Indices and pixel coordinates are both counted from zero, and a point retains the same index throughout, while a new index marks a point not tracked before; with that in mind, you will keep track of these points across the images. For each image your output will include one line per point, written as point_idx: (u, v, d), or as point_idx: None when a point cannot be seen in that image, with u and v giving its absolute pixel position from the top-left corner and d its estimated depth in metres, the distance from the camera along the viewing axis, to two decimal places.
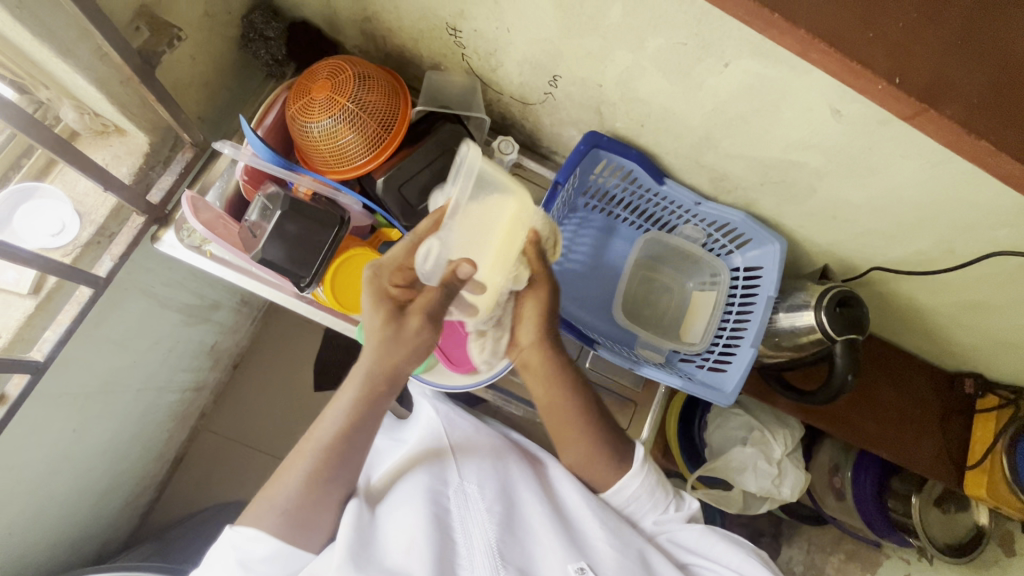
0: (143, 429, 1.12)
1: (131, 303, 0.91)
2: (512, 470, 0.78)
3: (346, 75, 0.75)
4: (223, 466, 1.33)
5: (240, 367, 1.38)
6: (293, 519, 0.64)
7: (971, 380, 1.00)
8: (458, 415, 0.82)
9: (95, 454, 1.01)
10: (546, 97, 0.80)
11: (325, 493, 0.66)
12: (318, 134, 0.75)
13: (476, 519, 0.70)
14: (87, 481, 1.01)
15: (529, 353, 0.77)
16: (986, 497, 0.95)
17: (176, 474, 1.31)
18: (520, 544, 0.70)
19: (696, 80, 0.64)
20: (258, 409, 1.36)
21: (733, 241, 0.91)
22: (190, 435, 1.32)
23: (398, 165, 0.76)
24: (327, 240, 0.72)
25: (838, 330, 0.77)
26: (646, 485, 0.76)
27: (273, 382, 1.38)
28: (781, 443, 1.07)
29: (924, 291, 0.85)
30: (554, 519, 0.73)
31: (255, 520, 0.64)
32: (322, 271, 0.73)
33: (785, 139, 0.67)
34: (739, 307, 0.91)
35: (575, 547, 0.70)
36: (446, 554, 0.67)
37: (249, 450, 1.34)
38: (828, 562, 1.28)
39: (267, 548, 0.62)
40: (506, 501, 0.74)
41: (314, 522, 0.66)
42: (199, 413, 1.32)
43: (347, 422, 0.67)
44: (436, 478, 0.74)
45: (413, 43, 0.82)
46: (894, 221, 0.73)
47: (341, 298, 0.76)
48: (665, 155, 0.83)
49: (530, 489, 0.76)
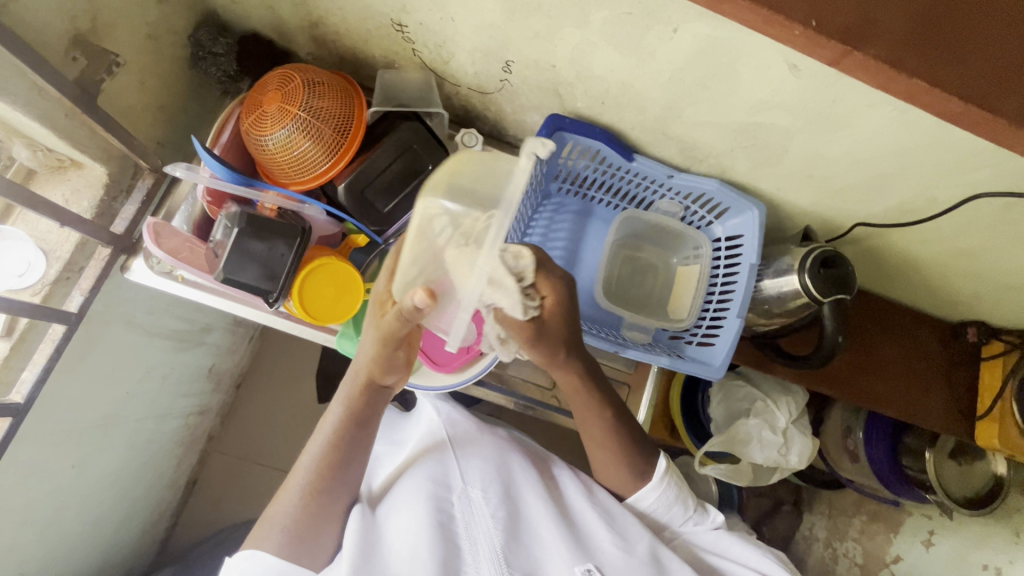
0: (148, 457, 1.13)
1: (117, 336, 0.91)
2: (513, 473, 0.77)
3: (295, 83, 0.73)
4: (237, 484, 1.36)
5: (242, 387, 1.40)
6: (292, 537, 0.66)
7: (975, 329, 0.99)
8: (461, 416, 0.84)
9: (102, 487, 1.01)
10: (503, 83, 0.78)
11: (318, 509, 0.68)
12: (273, 147, 0.74)
13: (483, 523, 0.70)
14: (98, 513, 1.03)
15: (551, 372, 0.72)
16: (998, 445, 0.94)
17: (191, 496, 1.34)
18: (525, 548, 0.71)
19: (647, 49, 0.62)
20: (267, 426, 1.39)
21: (710, 211, 0.89)
22: (201, 458, 1.35)
23: (358, 169, 0.75)
24: (290, 253, 0.71)
25: (823, 291, 0.74)
26: (664, 500, 0.76)
27: (276, 399, 1.41)
28: (785, 412, 1.06)
29: (912, 243, 0.83)
30: (558, 518, 0.73)
31: (253, 545, 0.66)
32: (289, 283, 0.72)
33: (748, 101, 0.65)
34: (723, 277, 0.88)
35: (581, 549, 0.71)
36: (451, 561, 0.67)
37: (261, 467, 1.37)
38: (850, 524, 1.30)
39: (267, 567, 0.63)
40: (510, 502, 0.74)
41: (315, 536, 0.68)
42: (206, 436, 1.35)
43: (337, 431, 0.71)
44: (438, 483, 0.73)
45: (362, 43, 0.80)
46: (871, 171, 0.70)
47: (311, 309, 0.73)
48: (631, 131, 0.80)
49: (535, 490, 0.75)
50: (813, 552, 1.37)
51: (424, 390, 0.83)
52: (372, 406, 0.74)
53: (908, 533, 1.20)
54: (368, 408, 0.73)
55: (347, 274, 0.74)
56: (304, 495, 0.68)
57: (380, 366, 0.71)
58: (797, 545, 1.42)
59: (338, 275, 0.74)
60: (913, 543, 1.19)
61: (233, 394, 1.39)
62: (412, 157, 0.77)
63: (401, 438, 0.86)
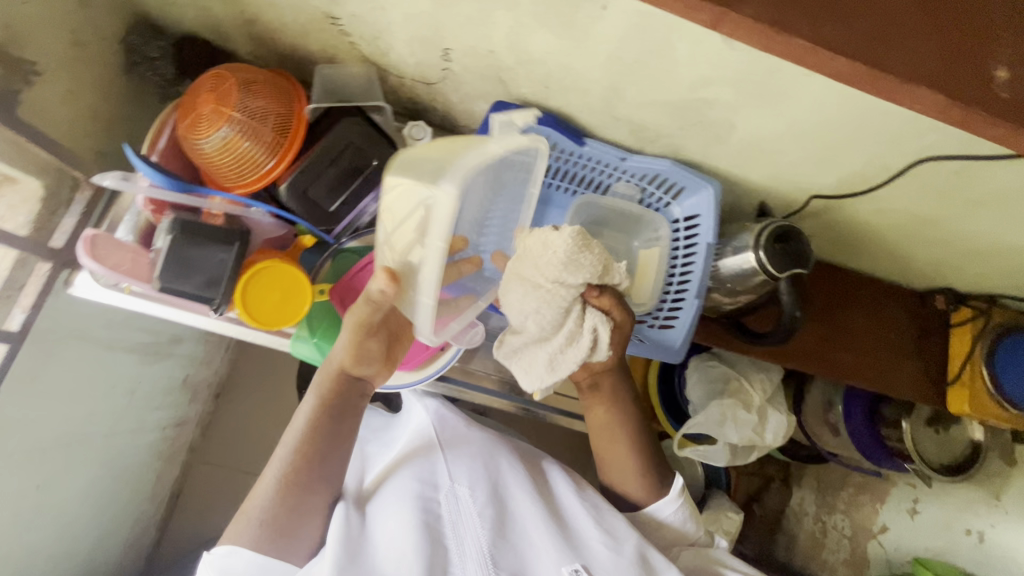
0: (122, 472, 1.11)
1: (75, 352, 0.90)
2: (501, 471, 0.77)
3: (229, 84, 0.71)
4: (221, 494, 1.35)
5: (222, 397, 1.40)
6: (271, 532, 0.67)
7: (943, 296, 1.00)
8: (450, 412, 0.85)
9: (74, 505, 1.00)
10: (445, 73, 0.77)
11: (295, 503, 0.68)
12: (210, 150, 0.71)
13: (468, 523, 0.69)
14: (72, 531, 1.01)
15: (600, 376, 0.79)
16: (969, 411, 0.94)
17: (175, 509, 1.33)
18: (513, 546, 0.69)
19: (581, 29, 0.61)
20: (249, 434, 1.39)
21: (668, 192, 0.87)
22: (183, 470, 1.34)
23: (301, 168, 0.74)
24: (230, 258, 0.69)
25: (779, 267, 0.74)
26: (679, 515, 0.79)
27: (260, 405, 1.41)
28: (760, 390, 1.06)
29: (871, 213, 0.82)
30: (547, 518, 0.72)
31: (233, 538, 0.66)
32: (231, 289, 0.69)
33: (687, 77, 0.64)
34: (682, 258, 0.88)
35: (570, 548, 0.70)
36: (437, 561, 0.65)
37: (245, 475, 1.37)
38: (839, 498, 1.31)
39: (248, 562, 0.64)
40: (498, 500, 0.73)
41: (293, 530, 0.68)
42: (187, 448, 1.34)
43: (312, 422, 0.71)
44: (426, 483, 0.73)
45: (300, 39, 0.78)
46: (819, 142, 0.69)
47: (258, 315, 0.69)
48: (579, 115, 0.79)
49: (523, 489, 0.75)
50: (804, 526, 1.38)
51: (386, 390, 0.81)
52: (348, 397, 0.73)
53: (893, 502, 1.20)
54: (344, 399, 0.73)
55: (291, 276, 0.70)
56: (277, 488, 0.68)
57: (354, 358, 0.71)
58: (788, 519, 1.43)
59: (283, 281, 0.70)
60: (899, 513, 1.19)
61: (213, 404, 1.38)
62: (355, 152, 0.76)
63: (392, 439, 0.85)
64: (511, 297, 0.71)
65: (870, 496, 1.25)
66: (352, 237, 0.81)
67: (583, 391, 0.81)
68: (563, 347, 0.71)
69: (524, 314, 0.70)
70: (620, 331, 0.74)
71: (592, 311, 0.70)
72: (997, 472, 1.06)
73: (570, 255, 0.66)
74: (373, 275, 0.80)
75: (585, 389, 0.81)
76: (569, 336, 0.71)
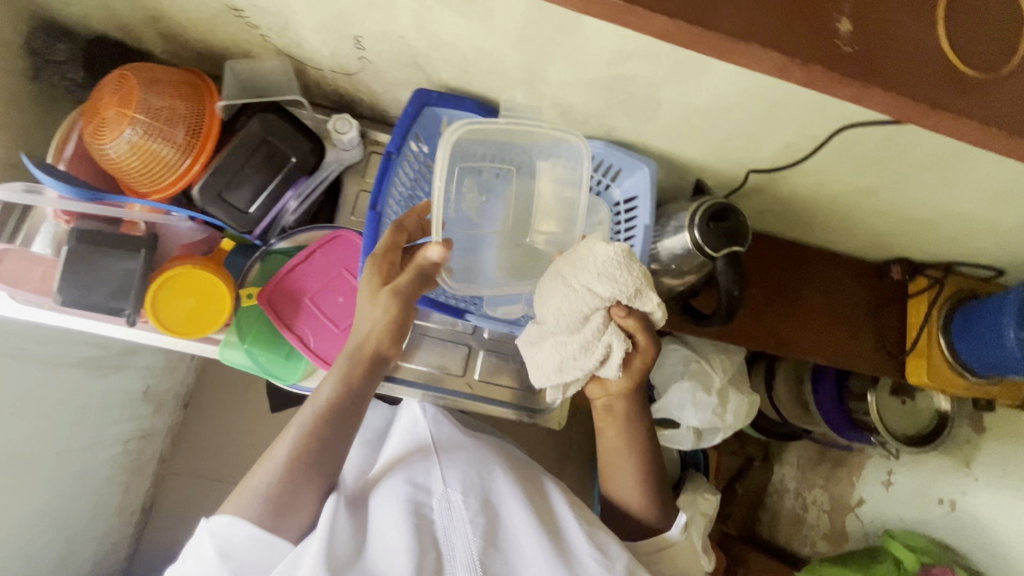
0: (83, 488, 1.09)
1: (14, 370, 0.88)
2: (495, 477, 0.70)
3: (130, 84, 0.68)
4: (196, 504, 1.34)
5: (191, 406, 1.38)
6: (272, 507, 0.60)
7: (899, 268, 0.98)
8: (445, 417, 0.80)
9: (32, 525, 0.98)
10: (362, 62, 0.74)
11: (292, 490, 0.62)
12: (116, 155, 0.68)
13: (461, 531, 0.62)
14: (34, 551, 0.99)
15: (615, 399, 0.78)
16: (927, 380, 0.93)
17: (149, 521, 1.31)
18: (505, 558, 0.61)
19: (484, 8, 0.58)
20: (220, 441, 1.38)
21: (607, 174, 0.85)
22: (154, 482, 1.33)
23: (213, 168, 0.71)
24: (137, 266, 0.69)
25: (713, 245, 0.72)
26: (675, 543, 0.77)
27: (231, 412, 1.39)
28: (720, 371, 1.04)
29: (814, 186, 0.79)
30: (539, 532, 0.63)
31: (233, 509, 0.60)
32: (139, 297, 0.69)
33: (602, 54, 0.61)
34: (624, 240, 0.85)
35: (563, 562, 0.61)
36: (432, 566, 0.58)
37: (219, 483, 1.35)
38: (819, 473, 1.31)
39: (246, 534, 0.58)
40: (492, 506, 0.66)
41: (292, 509, 0.62)
42: (157, 459, 1.32)
43: (330, 400, 0.67)
44: (417, 485, 0.66)
45: (210, 35, 0.75)
46: (746, 115, 0.66)
47: (168, 322, 0.70)
48: (505, 99, 0.76)
49: (516, 499, 0.67)
50: (785, 503, 1.37)
51: None
52: (374, 378, 0.71)
53: (868, 475, 1.19)
54: (369, 373, 0.69)
55: (202, 281, 0.70)
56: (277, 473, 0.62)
57: (389, 337, 0.70)
58: (770, 497, 1.43)
59: (196, 284, 0.70)
60: (874, 486, 1.18)
61: (181, 414, 1.37)
62: (271, 149, 0.73)
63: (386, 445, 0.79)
64: (543, 289, 0.71)
65: (849, 470, 1.24)
66: (281, 238, 0.79)
67: (597, 411, 0.80)
68: (575, 351, 0.68)
69: (549, 309, 0.69)
70: (643, 356, 0.72)
71: (618, 332, 0.68)
72: (967, 441, 1.05)
73: (616, 264, 0.66)
74: (306, 275, 0.78)
75: (599, 409, 0.80)
76: (584, 344, 0.68)
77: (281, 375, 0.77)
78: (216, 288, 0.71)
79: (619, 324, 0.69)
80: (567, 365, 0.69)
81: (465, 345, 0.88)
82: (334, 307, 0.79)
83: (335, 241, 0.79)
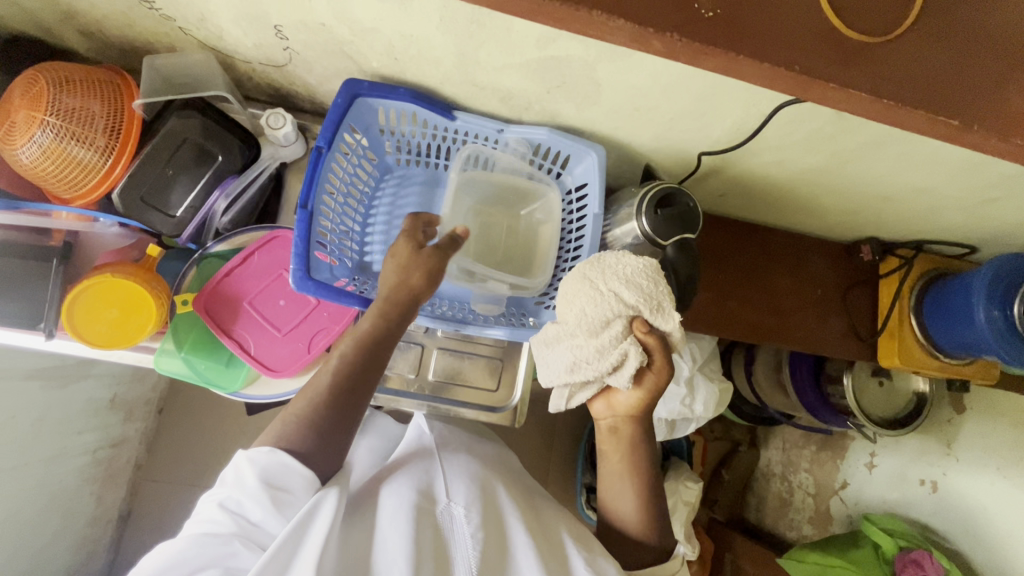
0: (56, 501, 1.06)
1: None
2: (500, 492, 0.66)
3: (40, 85, 0.64)
4: (174, 509, 1.32)
5: (165, 412, 1.36)
6: (307, 436, 0.58)
7: (869, 247, 0.93)
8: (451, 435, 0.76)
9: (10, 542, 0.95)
10: (288, 52, 0.70)
11: (331, 425, 0.60)
12: (29, 162, 0.65)
13: (462, 546, 0.56)
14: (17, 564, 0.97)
15: (622, 421, 0.67)
16: (899, 363, 0.89)
17: (127, 529, 1.29)
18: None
19: None
20: (195, 446, 1.35)
21: (556, 162, 0.82)
22: (131, 490, 1.31)
23: (134, 170, 0.69)
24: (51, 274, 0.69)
25: (661, 233, 0.69)
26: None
27: (205, 415, 1.37)
28: (689, 359, 1.00)
29: (772, 165, 0.76)
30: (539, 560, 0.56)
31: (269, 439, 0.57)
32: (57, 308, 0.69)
33: (531, 34, 0.57)
34: (576, 230, 0.83)
35: None
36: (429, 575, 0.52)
37: (197, 488, 1.33)
38: (803, 455, 1.28)
39: (284, 463, 0.55)
40: (494, 521, 0.60)
41: (331, 442, 0.59)
42: (132, 467, 1.30)
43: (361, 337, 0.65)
44: (423, 494, 0.61)
45: (127, 29, 0.71)
46: (690, 94, 0.62)
47: (86, 334, 0.67)
48: (442, 86, 0.73)
49: (515, 518, 0.61)
50: (771, 487, 1.35)
51: (262, 400, 0.76)
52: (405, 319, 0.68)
53: (851, 457, 1.17)
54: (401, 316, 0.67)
55: (121, 292, 0.67)
56: (313, 402, 0.60)
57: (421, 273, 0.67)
58: (756, 481, 1.40)
59: (117, 293, 0.67)
60: (858, 467, 1.15)
61: (155, 420, 1.35)
62: (196, 147, 0.71)
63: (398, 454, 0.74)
64: (566, 289, 0.65)
65: (831, 453, 1.21)
66: (217, 242, 0.76)
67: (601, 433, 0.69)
68: (589, 355, 0.61)
69: (569, 303, 0.64)
70: (659, 379, 0.63)
71: (632, 342, 0.60)
72: (948, 420, 1.02)
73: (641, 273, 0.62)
74: (238, 279, 0.75)
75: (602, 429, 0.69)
76: (599, 348, 0.61)
77: (222, 383, 0.75)
78: (140, 297, 0.68)
79: (637, 334, 0.61)
80: (576, 372, 0.62)
81: (418, 344, 0.85)
82: (275, 309, 0.77)
83: (273, 242, 0.76)
